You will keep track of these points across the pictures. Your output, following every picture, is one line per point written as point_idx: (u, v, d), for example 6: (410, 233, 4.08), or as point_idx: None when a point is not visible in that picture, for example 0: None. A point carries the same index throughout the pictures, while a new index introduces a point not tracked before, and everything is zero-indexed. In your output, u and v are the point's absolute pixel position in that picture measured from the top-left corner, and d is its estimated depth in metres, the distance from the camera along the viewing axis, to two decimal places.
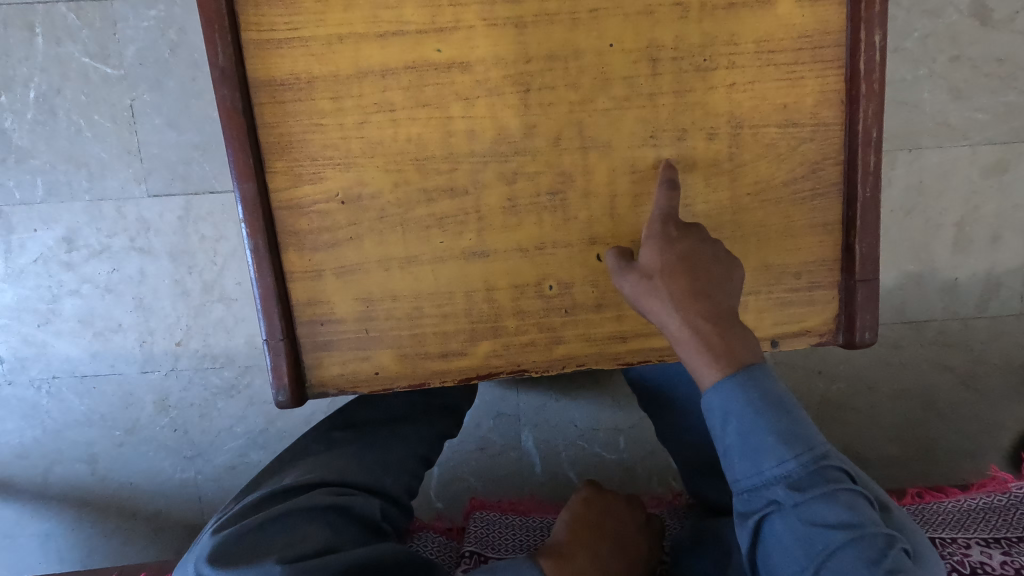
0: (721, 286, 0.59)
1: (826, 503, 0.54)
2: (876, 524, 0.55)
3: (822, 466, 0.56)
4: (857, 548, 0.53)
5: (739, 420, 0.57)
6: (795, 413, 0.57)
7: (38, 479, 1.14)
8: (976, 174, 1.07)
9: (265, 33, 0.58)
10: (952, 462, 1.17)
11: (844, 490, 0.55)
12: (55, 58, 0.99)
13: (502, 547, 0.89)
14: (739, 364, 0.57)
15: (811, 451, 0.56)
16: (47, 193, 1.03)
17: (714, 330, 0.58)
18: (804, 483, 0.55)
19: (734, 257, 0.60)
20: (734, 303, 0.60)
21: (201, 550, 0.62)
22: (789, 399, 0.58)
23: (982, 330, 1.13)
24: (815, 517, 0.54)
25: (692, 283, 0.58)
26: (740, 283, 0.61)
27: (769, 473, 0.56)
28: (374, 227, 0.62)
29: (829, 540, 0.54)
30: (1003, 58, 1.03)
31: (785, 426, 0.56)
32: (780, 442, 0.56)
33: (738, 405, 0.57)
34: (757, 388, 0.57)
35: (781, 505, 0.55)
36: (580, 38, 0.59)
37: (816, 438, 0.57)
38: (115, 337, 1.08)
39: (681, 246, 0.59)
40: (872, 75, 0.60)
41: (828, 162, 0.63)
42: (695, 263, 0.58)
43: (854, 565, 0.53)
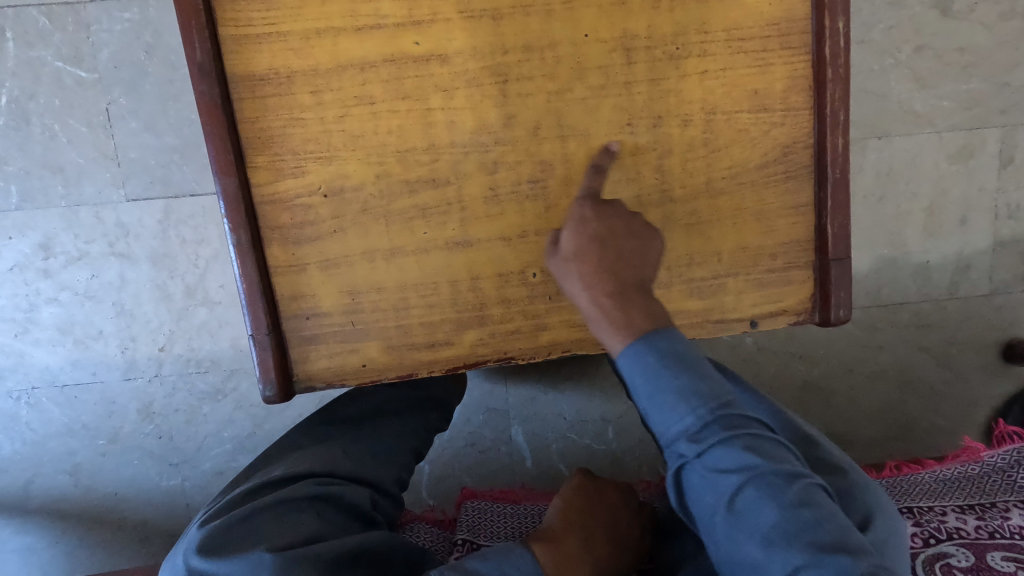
0: (633, 259, 0.61)
1: (726, 449, 0.56)
2: (778, 463, 0.56)
3: (721, 415, 0.57)
4: (759, 488, 0.55)
5: (643, 384, 0.59)
6: (694, 368, 0.59)
7: (18, 493, 1.11)
8: (943, 159, 1.10)
9: (242, 29, 0.58)
10: (931, 438, 1.20)
11: (743, 436, 0.57)
12: (27, 62, 0.97)
13: (493, 534, 0.90)
14: (640, 331, 0.60)
15: (708, 401, 0.58)
16: (22, 200, 1.01)
17: (620, 300, 0.60)
18: (705, 433, 0.57)
19: (654, 232, 0.63)
20: (646, 276, 0.62)
21: (192, 539, 0.62)
22: (690, 356, 0.60)
23: (954, 311, 1.16)
24: (717, 464, 0.56)
25: (601, 263, 0.61)
26: (656, 258, 0.63)
27: (672, 428, 0.58)
28: (359, 220, 0.63)
29: (732, 484, 0.55)
30: (964, 48, 1.07)
31: (682, 381, 0.58)
32: (679, 397, 0.58)
33: (640, 367, 0.59)
34: (656, 351, 0.59)
35: (688, 457, 0.57)
36: (555, 29, 0.61)
37: (715, 389, 0.58)
38: (96, 344, 1.07)
39: (594, 227, 0.61)
40: (838, 60, 0.62)
41: (798, 146, 0.65)
42: (609, 237, 0.61)
43: (757, 503, 0.54)
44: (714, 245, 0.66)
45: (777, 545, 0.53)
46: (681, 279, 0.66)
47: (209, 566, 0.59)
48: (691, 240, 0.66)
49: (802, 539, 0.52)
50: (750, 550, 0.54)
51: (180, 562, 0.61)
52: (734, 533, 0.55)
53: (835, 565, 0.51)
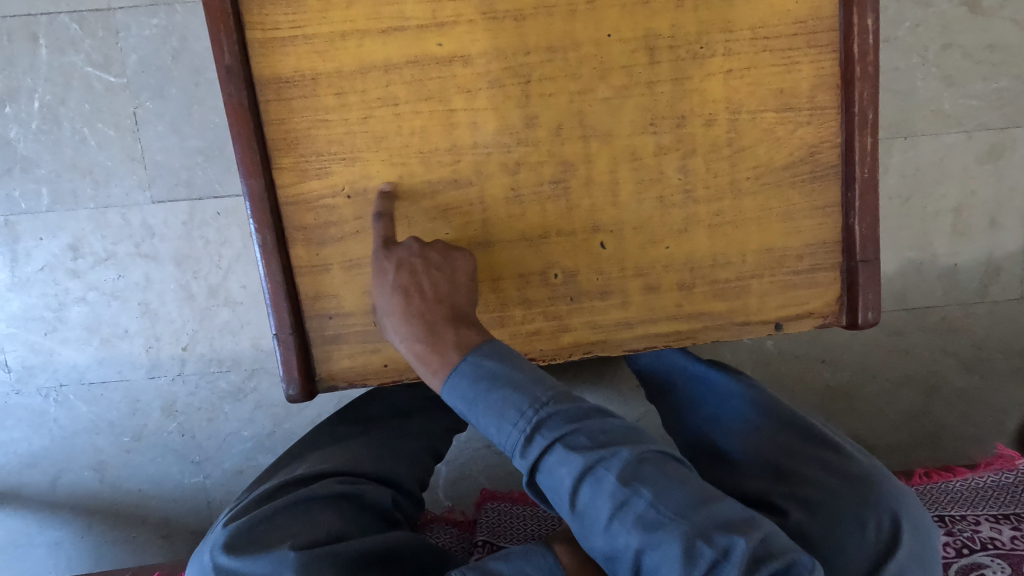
0: (439, 294, 0.61)
1: (554, 455, 0.55)
2: (606, 452, 0.55)
3: (544, 422, 0.56)
4: (593, 483, 0.55)
5: (469, 411, 0.59)
6: (509, 379, 0.58)
7: (45, 488, 1.14)
8: (972, 160, 1.08)
9: (269, 32, 0.59)
10: (959, 445, 1.17)
11: (567, 436, 0.55)
12: (59, 68, 1.00)
13: (513, 536, 0.90)
14: (449, 367, 0.60)
15: (527, 410, 0.57)
16: (52, 202, 1.04)
17: (432, 341, 0.60)
18: (533, 446, 0.56)
19: (456, 253, 0.61)
20: (459, 305, 0.61)
21: (218, 536, 0.63)
22: (503, 368, 0.58)
23: (983, 315, 1.13)
24: (551, 473, 0.56)
25: (407, 309, 0.60)
26: (465, 281, 0.61)
27: (505, 447, 0.57)
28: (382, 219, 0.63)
29: (567, 488, 0.55)
30: (994, 46, 1.04)
31: (498, 399, 0.57)
32: (501, 414, 0.57)
33: (460, 397, 0.59)
34: (465, 380, 0.59)
35: (527, 473, 0.57)
36: (578, 29, 0.60)
37: (532, 394, 0.57)
38: (121, 343, 1.09)
39: (395, 275, 0.60)
40: (866, 58, 0.61)
41: (825, 145, 0.64)
42: (410, 277, 0.60)
43: (596, 500, 0.55)
44: (739, 246, 0.65)
45: (619, 533, 0.54)
46: (704, 280, 0.66)
47: (234, 563, 0.60)
48: (715, 241, 0.65)
49: (638, 520, 0.54)
50: (601, 541, 0.55)
51: (207, 558, 0.62)
52: (585, 530, 0.56)
53: (664, 539, 0.53)
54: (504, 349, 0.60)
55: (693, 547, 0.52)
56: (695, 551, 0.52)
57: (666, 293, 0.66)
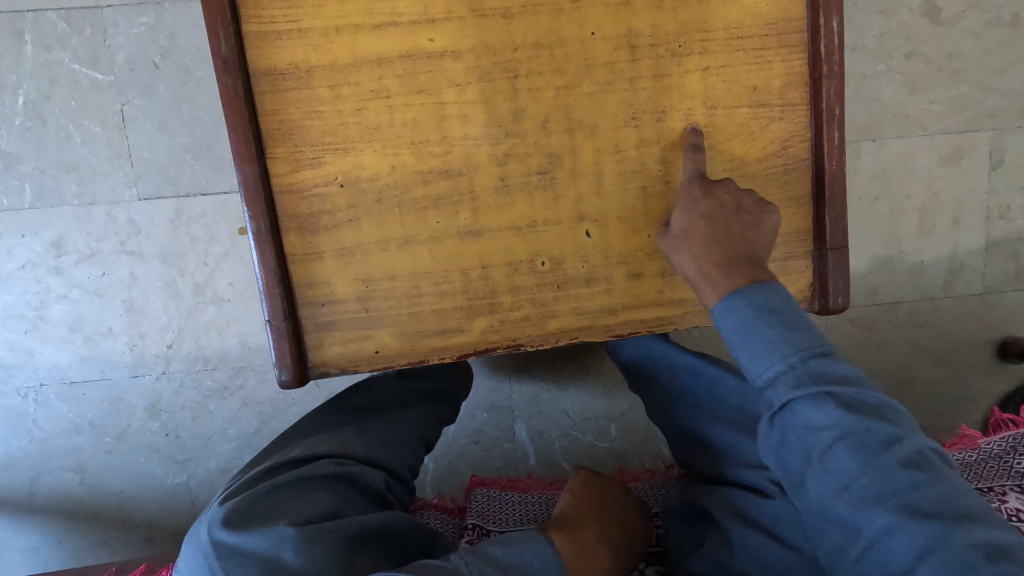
0: (744, 232, 0.64)
1: (819, 402, 0.55)
2: (880, 424, 0.54)
3: (816, 365, 0.56)
4: (857, 446, 0.53)
5: (737, 334, 0.60)
6: (789, 321, 0.58)
7: (24, 491, 1.12)
8: (935, 162, 1.13)
9: (264, 25, 0.61)
10: (928, 435, 1.21)
11: (839, 391, 0.55)
12: (45, 65, 1.00)
13: (504, 521, 0.91)
14: (740, 287, 0.61)
15: (799, 352, 0.57)
16: (35, 199, 1.03)
17: (725, 267, 0.63)
18: (797, 385, 0.56)
19: (770, 207, 0.65)
20: (758, 249, 0.64)
21: (216, 513, 0.64)
22: (782, 307, 0.59)
23: (949, 310, 1.19)
24: (807, 420, 0.55)
25: (710, 233, 0.64)
26: (771, 233, 0.65)
27: (759, 377, 0.58)
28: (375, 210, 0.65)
29: (822, 439, 0.54)
30: (953, 54, 1.10)
31: (774, 332, 0.58)
32: (768, 347, 0.58)
33: (734, 319, 0.60)
34: (746, 304, 0.60)
35: (777, 407, 0.57)
36: (563, 27, 0.63)
37: (808, 340, 0.57)
38: (105, 342, 1.08)
39: (703, 204, 0.64)
40: (833, 58, 0.65)
41: (796, 140, 0.68)
42: (719, 211, 0.64)
43: (852, 463, 0.53)
44: None
45: (871, 506, 0.53)
46: None
47: (232, 537, 0.61)
48: None
49: (898, 504, 0.52)
50: (840, 509, 0.54)
51: (204, 535, 0.63)
52: (826, 490, 0.55)
53: (928, 534, 0.50)
54: (787, 293, 0.61)
55: (962, 554, 0.48)
56: (967, 560, 0.48)
57: (649, 281, 0.69)
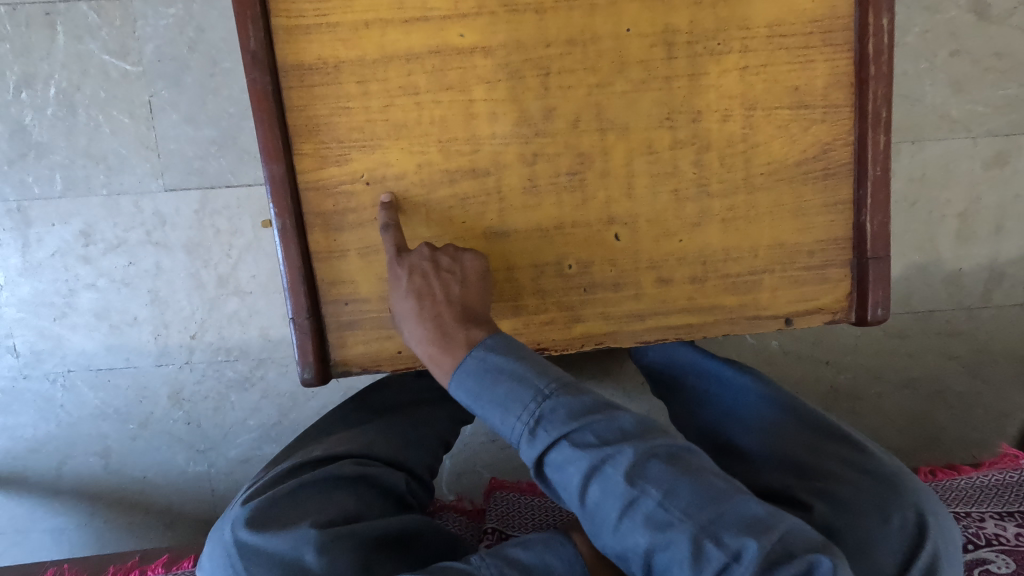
0: (451, 295, 0.61)
1: (559, 451, 0.55)
2: (616, 451, 0.54)
3: (547, 414, 0.55)
4: (603, 481, 0.54)
5: (476, 402, 0.58)
6: (513, 372, 0.57)
7: (50, 474, 1.14)
8: (978, 166, 1.09)
9: (293, 19, 0.60)
10: (960, 450, 1.18)
11: (572, 432, 0.54)
12: (76, 55, 1.01)
13: (522, 526, 0.91)
14: (454, 367, 0.59)
15: (530, 404, 0.56)
16: (65, 188, 1.04)
17: (444, 341, 0.60)
18: (536, 440, 0.55)
19: (466, 256, 0.63)
20: (473, 303, 0.62)
21: (239, 512, 0.64)
22: (506, 363, 0.58)
23: (987, 320, 1.14)
24: (559, 469, 0.55)
25: (421, 308, 0.61)
26: (478, 283, 0.62)
27: (510, 439, 0.57)
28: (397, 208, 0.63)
29: (573, 486, 0.54)
30: (1002, 53, 1.05)
31: (500, 393, 0.57)
32: (505, 407, 0.57)
33: (467, 391, 0.58)
34: (472, 373, 0.58)
35: (533, 465, 0.56)
36: (597, 23, 0.61)
37: (534, 386, 0.57)
38: (130, 331, 1.09)
39: (407, 281, 0.61)
40: (881, 57, 0.62)
41: (838, 143, 0.65)
42: (422, 280, 0.61)
43: (603, 498, 0.54)
44: (751, 241, 0.66)
45: (629, 531, 0.53)
46: (715, 274, 0.66)
47: (254, 537, 0.61)
48: (727, 235, 0.66)
49: (647, 520, 0.53)
50: (611, 540, 0.55)
51: (227, 534, 0.63)
52: (596, 526, 0.55)
53: (675, 541, 0.52)
54: (508, 342, 0.60)
55: (701, 549, 0.51)
56: (703, 552, 0.51)
57: (678, 286, 0.66)
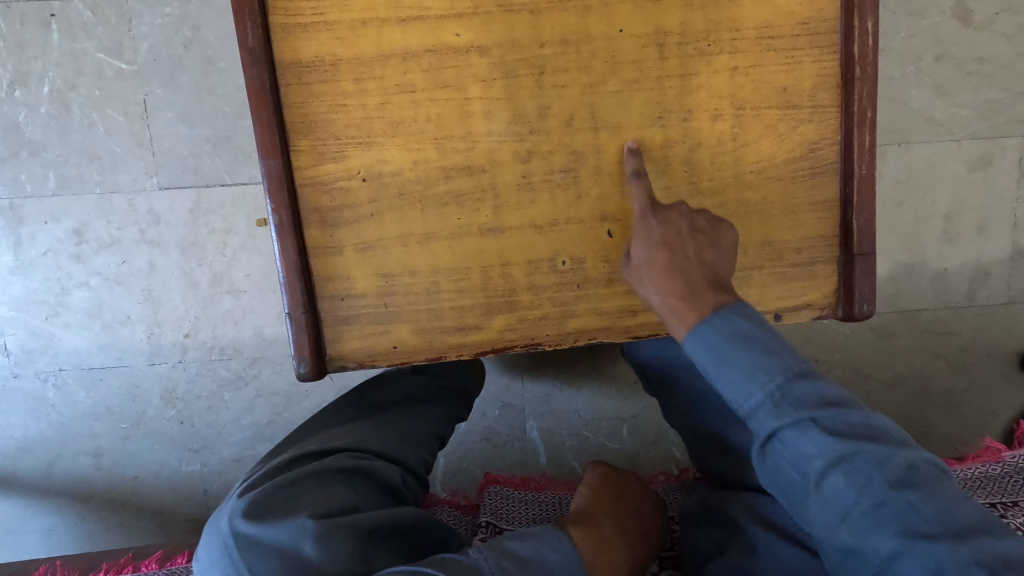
0: (702, 255, 0.64)
1: (804, 431, 0.55)
2: (867, 446, 0.54)
3: (793, 391, 0.56)
4: (849, 472, 0.54)
5: (712, 365, 0.60)
6: (761, 343, 0.58)
7: (41, 474, 1.13)
8: (962, 168, 1.11)
9: (292, 17, 0.61)
10: (945, 446, 1.20)
11: (822, 417, 0.55)
12: (70, 53, 1.01)
13: (516, 520, 0.92)
14: (699, 319, 0.61)
15: (777, 378, 0.57)
16: (59, 186, 1.04)
17: (689, 297, 0.62)
18: (780, 413, 0.56)
19: (724, 228, 0.65)
20: (722, 271, 0.64)
21: (237, 504, 0.64)
22: (752, 333, 0.59)
23: (972, 319, 1.16)
24: (795, 449, 0.55)
25: (671, 262, 0.63)
26: (731, 253, 0.65)
27: (743, 406, 0.58)
28: (636, 159, 0.64)
29: (812, 467, 0.55)
30: (985, 58, 1.08)
31: (746, 360, 0.58)
32: (746, 374, 0.58)
33: (708, 347, 0.60)
34: (719, 331, 0.60)
35: (764, 436, 0.57)
36: (590, 24, 0.63)
37: (783, 362, 0.57)
38: (123, 329, 1.09)
39: (662, 233, 0.64)
40: (866, 59, 0.64)
41: (825, 142, 0.66)
42: (677, 238, 0.64)
43: (846, 489, 0.54)
44: (741, 239, 0.67)
45: (872, 532, 0.53)
46: None
47: (253, 529, 0.61)
48: None
49: (898, 527, 0.52)
50: (844, 534, 0.54)
51: (224, 526, 0.63)
52: (825, 515, 0.55)
53: (929, 553, 0.51)
54: (755, 314, 0.60)
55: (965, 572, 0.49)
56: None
57: None
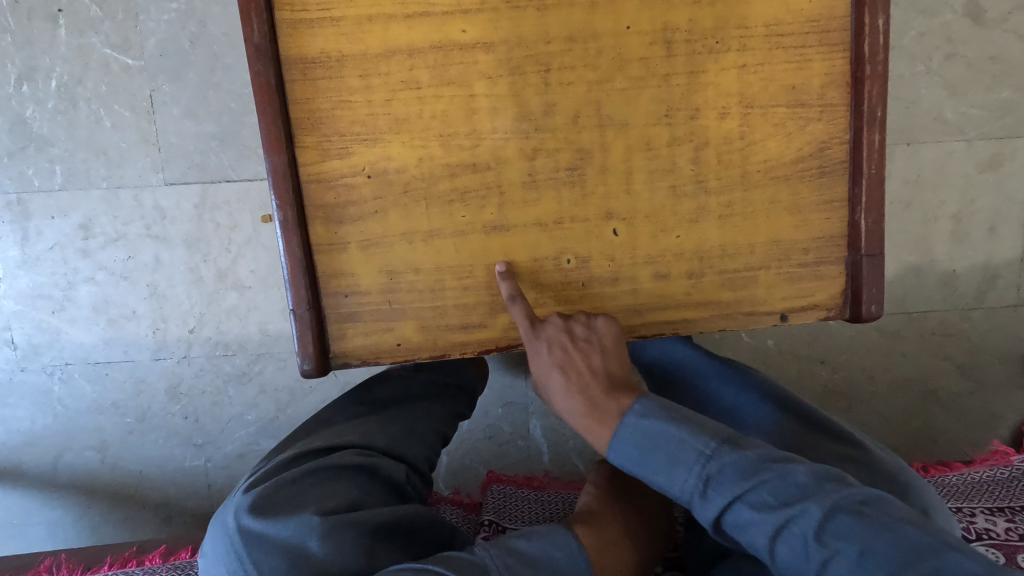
0: (592, 366, 0.65)
1: (735, 512, 0.56)
2: (797, 508, 0.54)
3: (712, 474, 0.57)
4: (789, 539, 0.54)
5: (639, 465, 0.61)
6: (667, 433, 0.60)
7: (47, 467, 1.14)
8: (972, 168, 1.10)
9: (298, 13, 0.61)
10: (952, 450, 1.19)
11: (745, 492, 0.56)
12: (78, 48, 1.01)
13: (519, 519, 0.92)
14: (610, 435, 0.63)
15: (695, 465, 0.58)
16: (65, 181, 1.04)
17: (595, 411, 0.64)
18: (708, 500, 0.57)
19: (601, 323, 0.65)
20: (615, 370, 0.66)
21: (242, 499, 0.64)
22: (664, 426, 0.61)
23: (980, 321, 1.15)
24: (738, 530, 0.57)
25: (568, 381, 0.65)
26: (616, 349, 0.66)
27: (681, 498, 0.59)
28: (509, 282, 0.65)
29: (757, 543, 0.55)
30: (997, 57, 1.07)
31: (662, 454, 0.60)
32: (670, 469, 0.59)
33: (629, 452, 0.61)
34: (628, 438, 0.62)
35: (710, 524, 0.58)
36: (598, 21, 0.62)
37: (695, 447, 0.59)
38: (129, 324, 1.10)
39: (552, 357, 0.65)
40: (877, 57, 0.63)
41: (834, 141, 0.66)
42: (566, 355, 0.65)
43: (795, 558, 0.53)
44: (748, 238, 0.67)
45: None
46: (712, 270, 0.67)
47: (258, 524, 0.62)
48: (725, 232, 0.66)
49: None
50: None
51: (230, 521, 0.64)
52: None
53: None
54: (657, 404, 0.63)
55: None
56: None
57: (675, 282, 0.67)
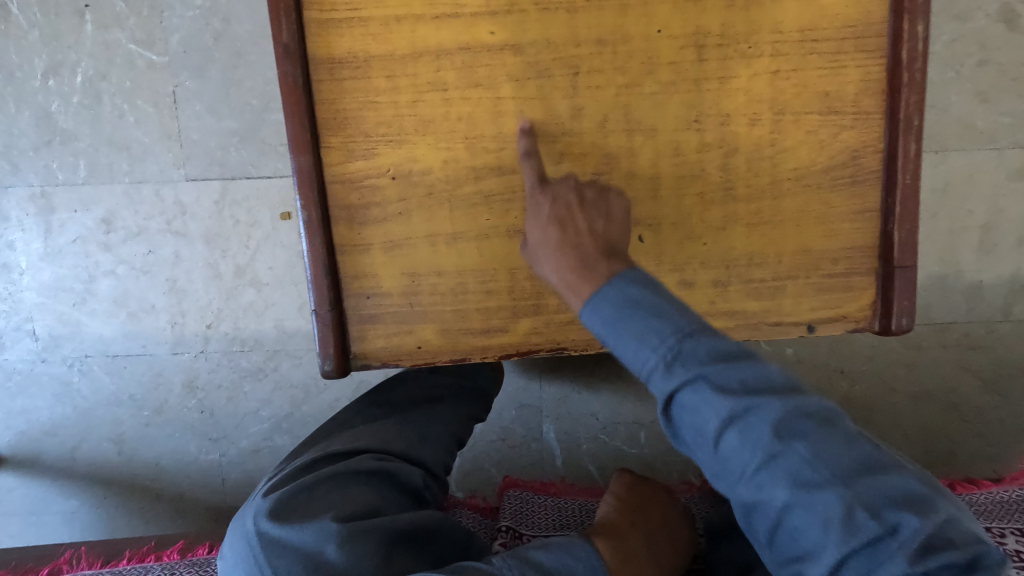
0: (594, 227, 0.60)
1: (696, 389, 0.50)
2: (764, 401, 0.50)
3: (687, 351, 0.51)
4: (744, 429, 0.49)
5: (606, 332, 0.55)
6: (649, 305, 0.54)
7: (65, 457, 1.15)
8: (1002, 177, 1.07)
9: (326, 13, 0.60)
10: (973, 465, 1.16)
11: (715, 374, 0.50)
12: (103, 44, 1.02)
13: (536, 526, 0.92)
14: (595, 290, 0.56)
15: (668, 338, 0.52)
16: (89, 175, 1.05)
17: (583, 270, 0.58)
18: (673, 375, 0.51)
19: (613, 196, 0.62)
20: (616, 239, 0.61)
21: (260, 504, 0.65)
22: (643, 296, 0.54)
23: (1008, 334, 1.13)
24: (690, 410, 0.51)
25: (562, 236, 0.60)
26: (622, 222, 0.62)
27: (638, 372, 0.53)
28: (528, 139, 0.62)
29: (708, 429, 0.50)
30: None
31: (638, 323, 0.53)
32: (637, 337, 0.53)
33: (599, 315, 0.55)
34: (611, 298, 0.55)
35: (662, 399, 0.52)
36: (629, 24, 0.61)
37: (674, 322, 0.53)
38: (147, 318, 1.10)
39: (551, 211, 0.61)
40: (915, 64, 0.61)
41: (868, 150, 0.64)
42: (566, 213, 0.60)
43: (741, 448, 0.49)
44: (776, 246, 0.65)
45: (768, 485, 0.49)
46: (739, 279, 0.66)
47: (276, 529, 0.62)
48: (752, 240, 0.65)
49: (790, 478, 0.48)
50: (743, 492, 0.50)
51: (249, 525, 0.64)
52: (724, 472, 0.51)
53: (820, 503, 0.47)
54: (645, 277, 0.56)
55: (853, 515, 0.47)
56: (854, 520, 0.47)
57: (700, 290, 0.66)
